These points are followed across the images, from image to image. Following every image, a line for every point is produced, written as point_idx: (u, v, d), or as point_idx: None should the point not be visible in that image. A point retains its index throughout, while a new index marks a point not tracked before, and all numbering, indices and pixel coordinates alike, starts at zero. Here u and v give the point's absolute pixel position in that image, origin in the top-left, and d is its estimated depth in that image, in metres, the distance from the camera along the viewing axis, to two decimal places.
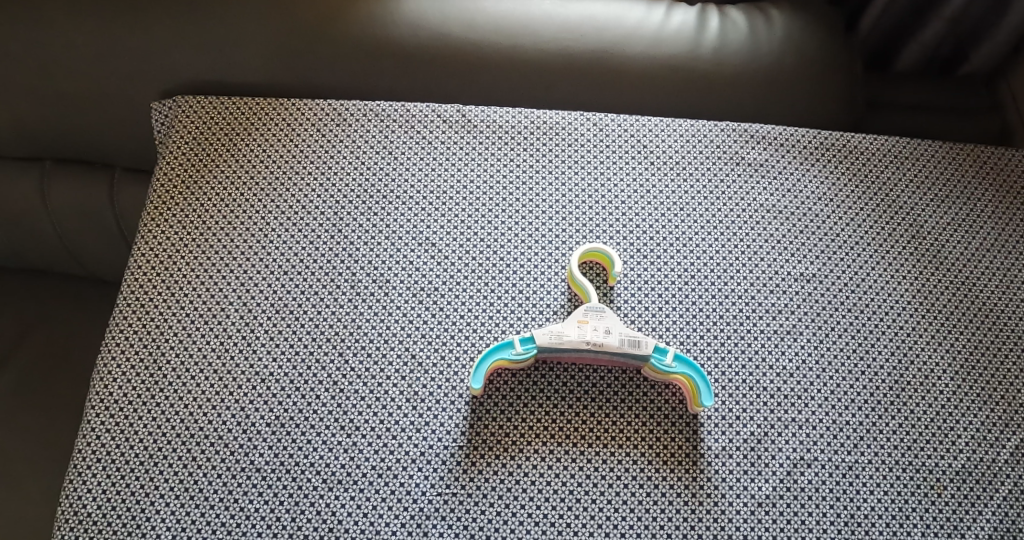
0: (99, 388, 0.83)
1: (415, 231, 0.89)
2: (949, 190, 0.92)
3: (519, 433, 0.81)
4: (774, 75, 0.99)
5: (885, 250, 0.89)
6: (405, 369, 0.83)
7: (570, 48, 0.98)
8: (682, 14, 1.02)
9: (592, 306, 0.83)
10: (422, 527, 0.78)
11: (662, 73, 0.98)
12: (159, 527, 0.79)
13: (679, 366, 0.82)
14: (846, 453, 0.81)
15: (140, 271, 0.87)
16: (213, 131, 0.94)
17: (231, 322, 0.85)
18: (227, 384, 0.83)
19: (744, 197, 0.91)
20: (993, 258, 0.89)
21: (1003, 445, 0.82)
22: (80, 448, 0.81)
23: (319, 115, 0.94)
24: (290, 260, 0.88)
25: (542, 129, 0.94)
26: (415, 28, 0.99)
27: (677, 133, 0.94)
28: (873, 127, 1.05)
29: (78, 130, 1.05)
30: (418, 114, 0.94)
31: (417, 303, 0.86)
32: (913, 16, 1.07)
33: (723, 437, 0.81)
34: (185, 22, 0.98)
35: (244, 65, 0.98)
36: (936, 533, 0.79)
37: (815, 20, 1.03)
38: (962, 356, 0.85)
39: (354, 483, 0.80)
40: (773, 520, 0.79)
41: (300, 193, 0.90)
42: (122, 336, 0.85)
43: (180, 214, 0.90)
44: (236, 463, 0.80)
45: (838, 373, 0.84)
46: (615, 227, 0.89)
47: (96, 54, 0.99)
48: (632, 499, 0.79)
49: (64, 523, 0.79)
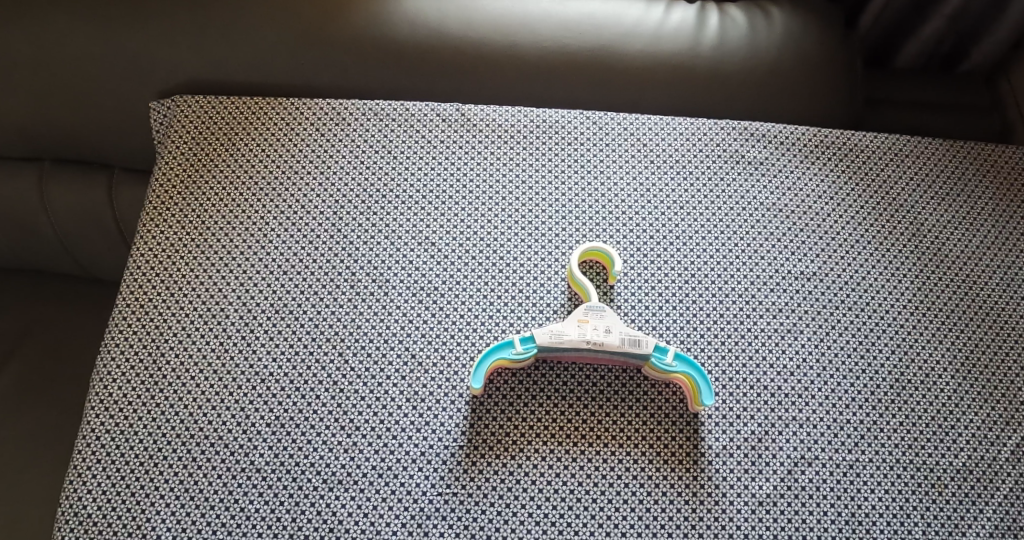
0: (99, 389, 0.83)
1: (415, 230, 0.89)
2: (949, 188, 0.92)
3: (519, 432, 0.81)
4: (773, 73, 0.99)
5: (886, 249, 0.89)
6: (405, 369, 0.83)
7: (569, 46, 0.98)
8: (681, 12, 1.02)
9: (592, 306, 0.83)
10: (423, 527, 0.78)
11: (663, 72, 0.98)
12: (160, 527, 0.79)
13: (679, 366, 0.82)
14: (846, 452, 0.81)
15: (139, 271, 0.87)
16: (213, 130, 0.94)
17: (232, 322, 0.85)
18: (227, 385, 0.83)
19: (745, 196, 0.91)
20: (993, 257, 0.89)
21: (1003, 443, 0.82)
22: (80, 449, 0.81)
23: (319, 114, 0.94)
24: (290, 260, 0.87)
25: (542, 128, 0.94)
26: (414, 27, 0.98)
27: (677, 132, 0.94)
28: (873, 125, 1.04)
29: (77, 131, 1.05)
30: (417, 114, 0.94)
31: (417, 303, 0.86)
32: (913, 13, 1.07)
33: (724, 437, 0.81)
34: (183, 23, 0.98)
35: (243, 65, 0.98)
36: (937, 532, 0.79)
37: (814, 17, 1.02)
38: (963, 355, 0.85)
39: (354, 483, 0.79)
40: (773, 519, 0.79)
41: (299, 192, 0.90)
42: (121, 336, 0.85)
43: (179, 214, 0.90)
44: (236, 464, 0.80)
45: (839, 372, 0.84)
46: (615, 226, 0.89)
47: (95, 55, 0.99)
48: (632, 499, 0.79)
49: (63, 523, 0.79)
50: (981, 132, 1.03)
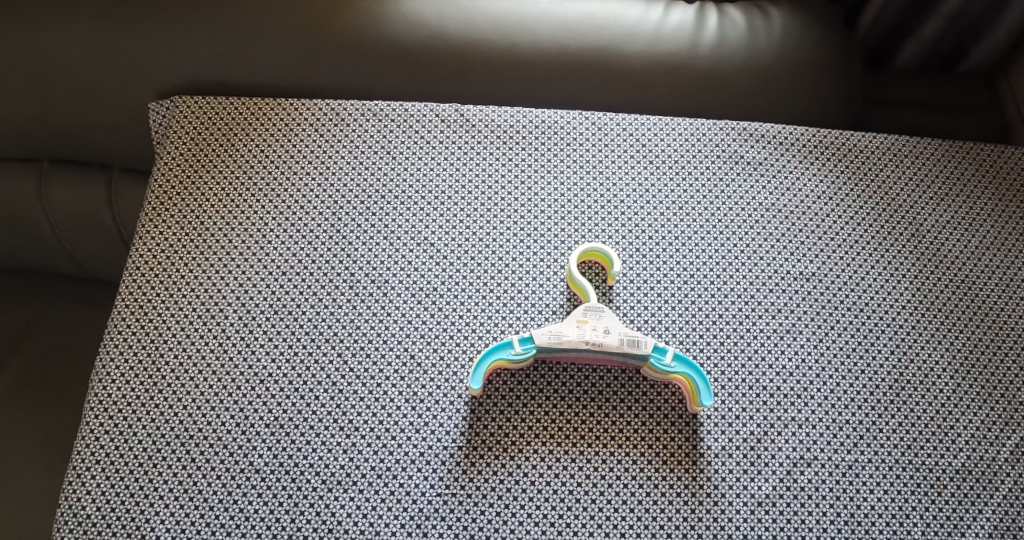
0: (98, 390, 0.83)
1: (414, 231, 0.89)
2: (948, 188, 0.92)
3: (519, 432, 0.81)
4: (771, 72, 0.99)
5: (885, 249, 0.89)
6: (404, 370, 0.83)
7: (568, 46, 0.98)
8: (680, 12, 1.02)
9: (591, 306, 0.83)
10: (423, 527, 0.78)
11: (662, 72, 0.98)
12: (159, 528, 0.79)
13: (679, 366, 0.81)
14: (846, 452, 0.81)
15: (138, 272, 0.87)
16: (212, 131, 0.94)
17: (231, 323, 0.85)
18: (226, 386, 0.83)
19: (744, 196, 0.91)
20: (992, 257, 0.89)
21: (1003, 443, 0.82)
22: (79, 450, 0.81)
23: (318, 115, 0.94)
24: (289, 261, 0.87)
25: (541, 129, 0.94)
26: (413, 28, 0.98)
27: (676, 132, 0.94)
28: (872, 124, 1.04)
29: (77, 131, 1.05)
30: (417, 114, 0.94)
31: (416, 304, 0.86)
32: (912, 13, 1.07)
33: (723, 437, 0.81)
34: (183, 23, 0.98)
35: (243, 66, 0.98)
36: (937, 531, 0.79)
37: (813, 17, 1.02)
38: (962, 354, 0.85)
39: (354, 484, 0.79)
40: (773, 519, 0.79)
41: (298, 193, 0.90)
42: (120, 337, 0.85)
43: (178, 215, 0.90)
44: (235, 464, 0.80)
45: (838, 372, 0.84)
46: (614, 226, 0.89)
47: (94, 55, 0.99)
48: (632, 499, 0.79)
49: (63, 524, 0.79)
50: (981, 132, 1.03)
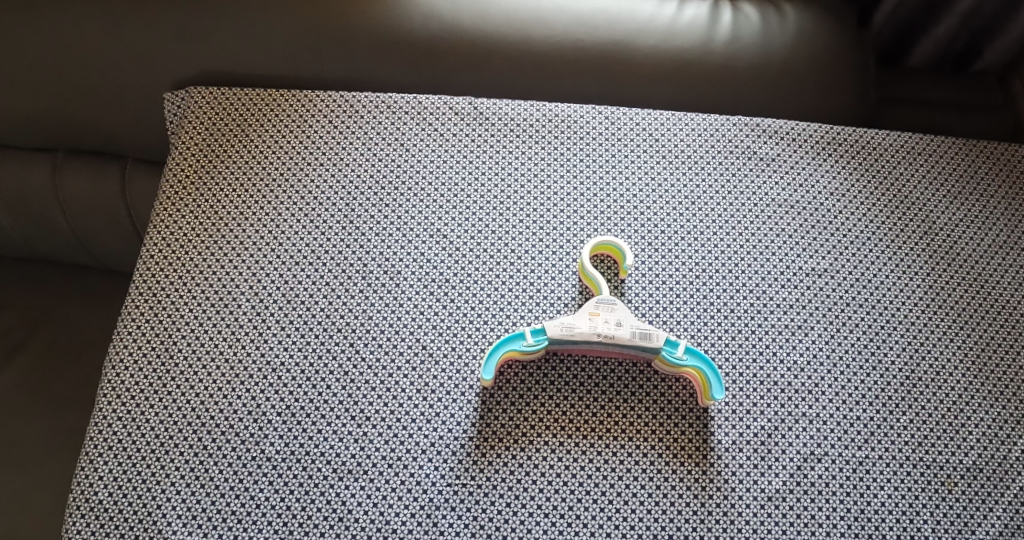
0: (111, 376, 0.83)
1: (427, 223, 0.89)
2: (962, 186, 0.92)
3: (530, 424, 0.81)
4: (784, 69, 0.99)
5: (898, 246, 0.89)
6: (416, 360, 0.83)
7: (580, 41, 0.98)
8: (694, 7, 1.02)
9: (603, 299, 0.83)
10: (433, 519, 0.78)
11: (673, 68, 0.98)
12: (170, 515, 0.79)
13: (689, 359, 0.82)
14: (858, 448, 0.81)
15: (153, 261, 0.88)
16: (227, 122, 0.94)
17: (244, 311, 0.85)
18: (237, 374, 0.83)
19: (756, 192, 0.91)
20: (1005, 256, 0.89)
21: (1013, 441, 0.82)
22: (91, 436, 0.81)
23: (332, 106, 0.94)
24: (302, 252, 0.88)
25: (555, 122, 0.94)
26: (426, 22, 0.99)
27: (689, 126, 0.94)
28: (883, 122, 1.05)
29: (91, 121, 1.06)
30: (431, 108, 0.94)
31: (428, 295, 0.86)
32: (924, 12, 1.07)
33: (734, 431, 0.81)
34: (200, 14, 0.99)
35: (258, 57, 0.99)
36: (947, 529, 0.79)
37: (826, 15, 1.03)
38: (974, 353, 0.85)
39: (364, 473, 0.80)
40: (783, 514, 0.79)
41: (312, 185, 0.91)
42: (133, 325, 0.85)
43: (193, 204, 0.90)
44: (246, 452, 0.80)
45: (849, 368, 0.84)
46: (627, 219, 0.89)
47: (110, 47, 1.00)
48: (642, 493, 0.79)
49: (75, 510, 0.79)
50: (991, 131, 1.03)
